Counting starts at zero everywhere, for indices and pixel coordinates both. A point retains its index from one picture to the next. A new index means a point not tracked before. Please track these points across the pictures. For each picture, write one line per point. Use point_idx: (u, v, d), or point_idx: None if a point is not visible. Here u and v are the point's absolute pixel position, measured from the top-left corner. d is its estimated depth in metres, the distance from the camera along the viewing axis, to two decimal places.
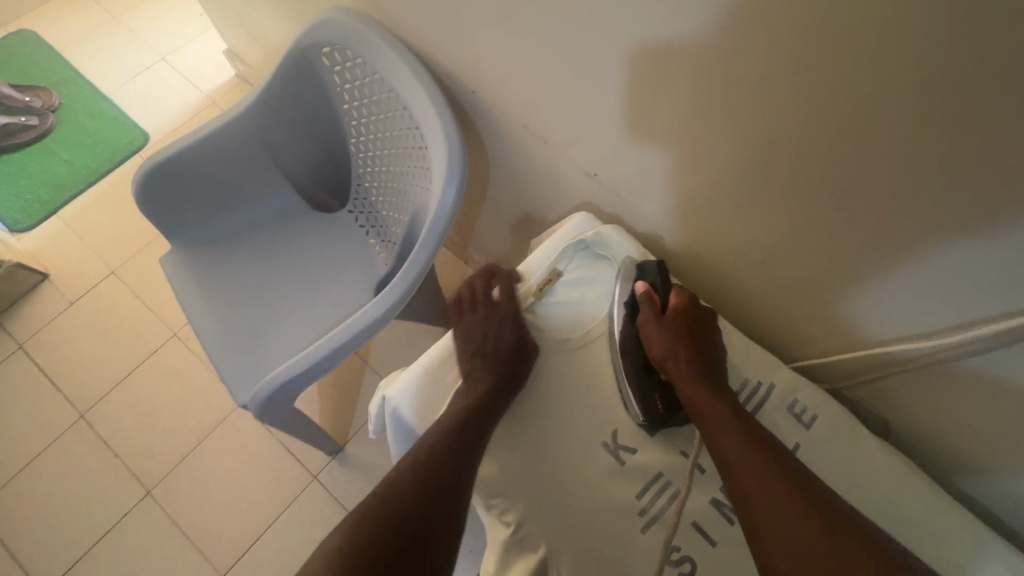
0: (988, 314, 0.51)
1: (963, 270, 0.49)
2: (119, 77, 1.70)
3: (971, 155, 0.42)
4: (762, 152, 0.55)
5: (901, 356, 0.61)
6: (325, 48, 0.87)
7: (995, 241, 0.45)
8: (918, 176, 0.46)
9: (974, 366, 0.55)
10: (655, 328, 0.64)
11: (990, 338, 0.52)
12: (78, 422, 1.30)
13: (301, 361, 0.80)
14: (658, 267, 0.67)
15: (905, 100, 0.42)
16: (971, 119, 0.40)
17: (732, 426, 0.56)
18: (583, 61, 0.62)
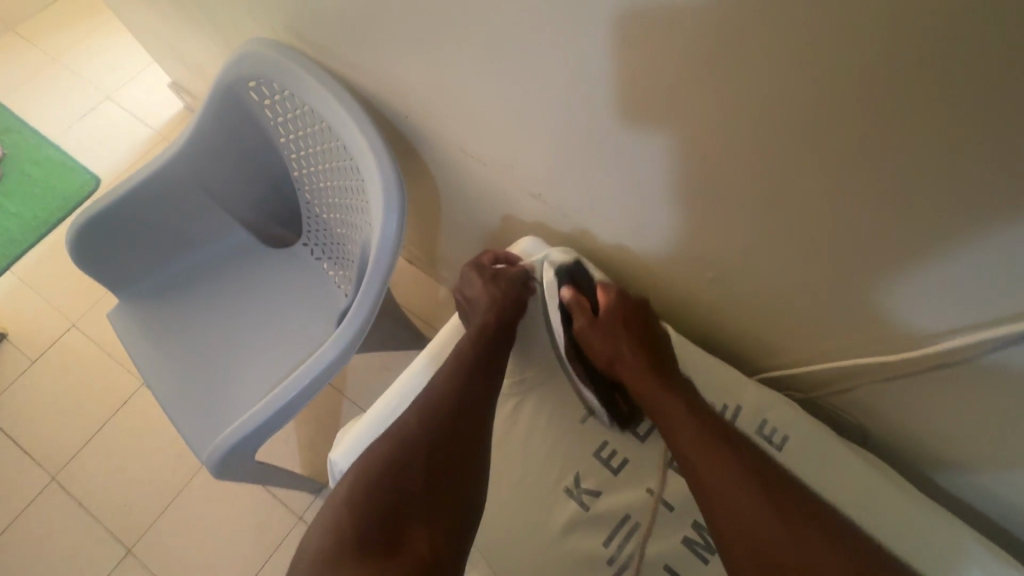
0: (961, 322, 0.48)
1: (925, 283, 0.47)
2: (63, 120, 1.64)
3: (904, 163, 0.39)
4: (705, 166, 0.51)
5: (895, 363, 0.56)
6: (251, 83, 0.82)
7: (945, 248, 0.43)
8: (869, 186, 0.42)
9: (942, 372, 0.53)
10: (591, 333, 0.65)
11: (964, 346, 0.49)
12: (51, 484, 1.26)
13: (253, 418, 0.76)
14: (574, 269, 0.68)
15: (830, 108, 0.39)
16: (916, 127, 0.36)
17: (679, 419, 0.58)
18: (511, 81, 0.58)
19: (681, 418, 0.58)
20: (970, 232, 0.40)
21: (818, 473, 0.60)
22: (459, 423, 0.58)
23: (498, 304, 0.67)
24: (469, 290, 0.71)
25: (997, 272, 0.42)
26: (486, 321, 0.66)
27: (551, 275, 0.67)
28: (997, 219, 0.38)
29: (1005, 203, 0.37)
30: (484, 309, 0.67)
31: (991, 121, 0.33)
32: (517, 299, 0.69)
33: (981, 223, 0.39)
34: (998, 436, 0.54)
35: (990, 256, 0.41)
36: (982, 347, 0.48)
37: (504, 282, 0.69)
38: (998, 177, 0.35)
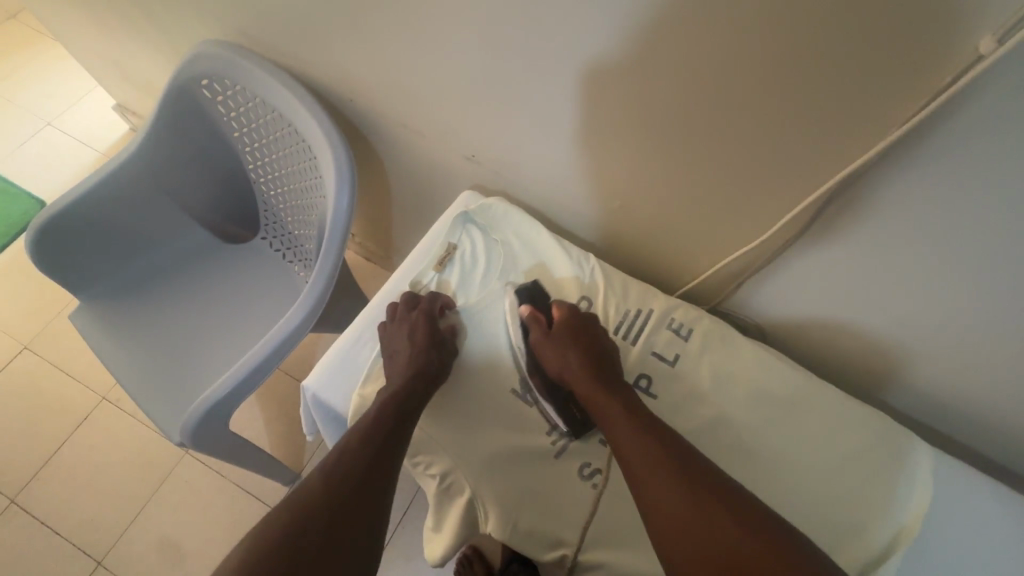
0: (793, 203, 0.61)
1: (766, 170, 0.60)
2: (1, 148, 1.63)
3: (735, 69, 0.52)
4: (603, 102, 0.64)
5: (756, 254, 0.69)
6: (203, 81, 0.90)
7: (776, 139, 0.56)
8: (710, 94, 0.56)
9: (794, 253, 0.67)
10: (547, 344, 0.64)
11: (798, 222, 0.62)
12: (10, 508, 1.23)
13: (226, 383, 0.82)
14: (532, 289, 0.68)
15: (676, 33, 0.52)
16: (731, 35, 0.49)
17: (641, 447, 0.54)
18: (438, 49, 0.70)
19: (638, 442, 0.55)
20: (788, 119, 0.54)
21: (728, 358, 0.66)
22: (377, 477, 0.55)
23: (426, 345, 0.62)
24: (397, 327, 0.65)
25: (808, 150, 0.56)
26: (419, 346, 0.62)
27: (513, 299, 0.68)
28: (798, 102, 0.52)
29: (798, 86, 0.50)
30: (410, 349, 0.62)
31: (771, 23, 0.47)
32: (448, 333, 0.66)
33: (788, 109, 0.53)
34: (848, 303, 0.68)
35: (801, 137, 0.55)
36: (812, 220, 0.61)
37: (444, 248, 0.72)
38: (789, 67, 0.49)
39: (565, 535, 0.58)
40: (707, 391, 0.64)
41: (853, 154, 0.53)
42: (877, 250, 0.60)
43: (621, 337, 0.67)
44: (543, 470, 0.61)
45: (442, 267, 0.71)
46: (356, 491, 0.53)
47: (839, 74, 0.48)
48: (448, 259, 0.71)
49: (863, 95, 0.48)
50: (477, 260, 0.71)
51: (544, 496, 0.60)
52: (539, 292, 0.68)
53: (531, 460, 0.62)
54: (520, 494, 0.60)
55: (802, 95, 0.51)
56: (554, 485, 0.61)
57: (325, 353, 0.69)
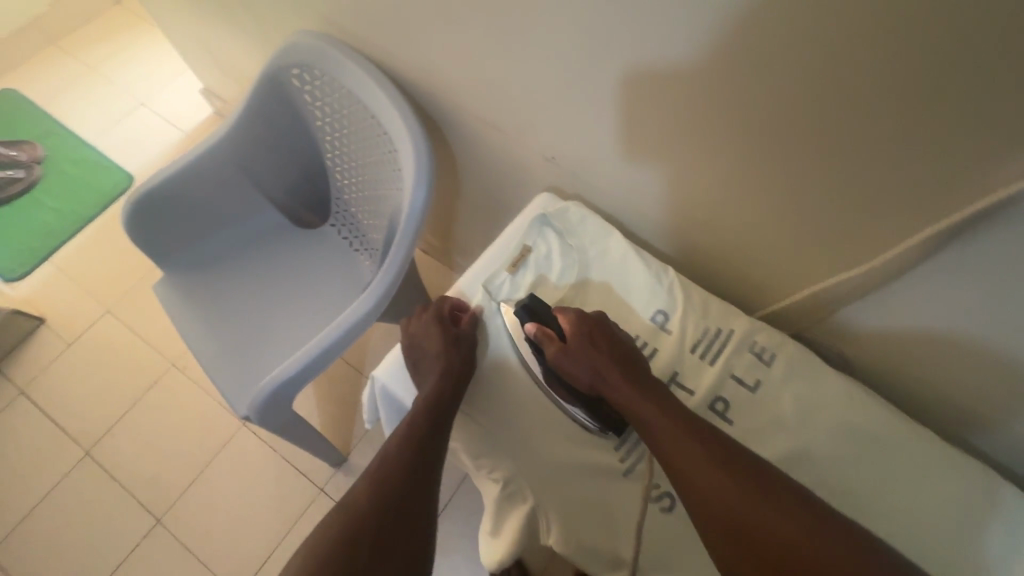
0: (903, 231, 0.56)
1: (878, 198, 0.55)
2: (100, 124, 1.75)
3: (858, 87, 0.48)
4: (698, 111, 0.61)
5: (855, 284, 0.64)
6: (294, 70, 0.93)
7: (897, 165, 0.51)
8: (824, 110, 0.52)
9: (900, 286, 0.61)
10: (567, 358, 0.60)
11: (908, 254, 0.57)
12: (84, 458, 1.32)
13: (294, 363, 0.84)
14: (531, 303, 0.64)
15: (797, 47, 0.48)
16: (861, 47, 0.45)
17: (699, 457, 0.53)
18: (528, 48, 0.68)
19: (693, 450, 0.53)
20: (916, 144, 0.49)
21: (815, 391, 0.62)
22: (416, 497, 0.58)
23: (453, 364, 0.63)
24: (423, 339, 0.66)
25: (931, 179, 0.50)
26: (445, 366, 0.62)
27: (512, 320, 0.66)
28: (928, 127, 0.47)
29: (934, 110, 0.46)
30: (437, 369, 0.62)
31: (912, 37, 0.42)
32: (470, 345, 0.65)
33: (917, 134, 0.48)
34: (957, 347, 0.62)
35: (925, 164, 0.50)
36: (925, 254, 0.56)
37: (519, 249, 0.71)
38: (926, 85, 0.44)
39: (627, 557, 0.57)
40: (788, 425, 0.60)
41: (988, 188, 0.48)
42: (1004, 294, 0.54)
43: (699, 356, 0.64)
44: (606, 488, 0.59)
45: (516, 269, 0.70)
46: (402, 493, 0.57)
47: (985, 98, 0.43)
48: (523, 261, 0.70)
49: (1012, 125, 0.43)
50: (552, 263, 0.70)
51: (605, 515, 0.58)
52: (537, 305, 0.65)
53: (593, 477, 0.59)
54: (583, 510, 0.58)
55: (935, 120, 0.46)
56: (619, 505, 0.58)
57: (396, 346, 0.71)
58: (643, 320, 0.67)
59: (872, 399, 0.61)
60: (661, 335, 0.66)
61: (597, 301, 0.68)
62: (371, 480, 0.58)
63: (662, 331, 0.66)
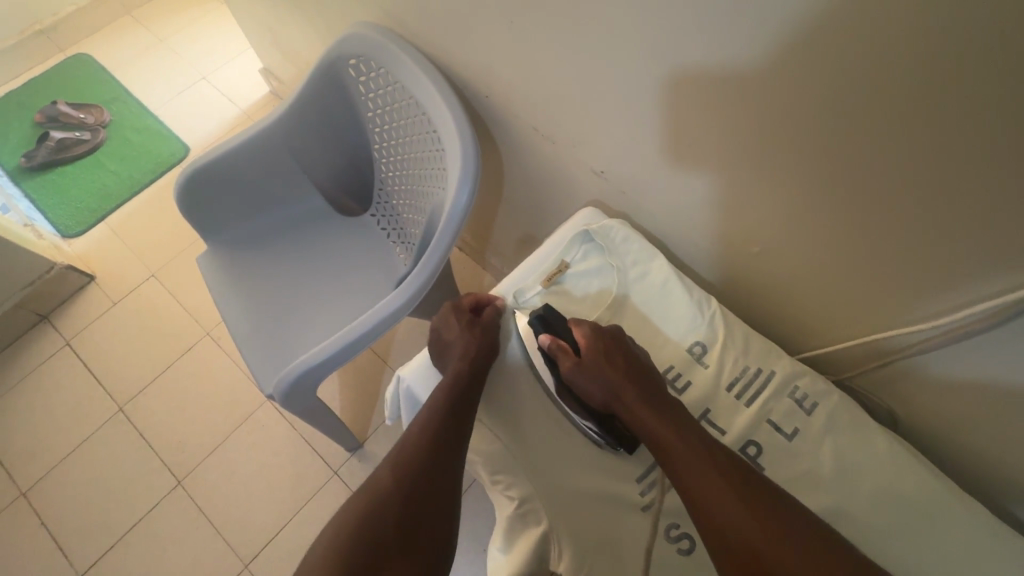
0: (975, 290, 0.52)
1: (953, 254, 0.51)
2: (163, 94, 1.82)
3: (947, 137, 0.44)
4: (762, 142, 0.58)
5: (916, 339, 0.60)
6: (351, 60, 0.93)
7: (982, 223, 0.47)
8: (903, 156, 0.48)
9: (966, 348, 0.56)
10: (580, 373, 0.61)
11: (982, 316, 0.52)
12: (117, 414, 1.38)
13: (324, 350, 0.85)
14: (546, 314, 0.65)
15: (881, 88, 0.45)
16: (954, 94, 0.42)
17: (710, 472, 0.52)
18: (590, 61, 0.67)
19: (701, 464, 0.52)
20: (1006, 203, 0.45)
21: (856, 449, 0.58)
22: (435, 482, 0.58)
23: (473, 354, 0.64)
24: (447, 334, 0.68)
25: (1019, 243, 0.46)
26: (465, 358, 0.64)
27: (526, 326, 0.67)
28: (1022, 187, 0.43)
29: None
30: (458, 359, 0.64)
31: (1016, 89, 0.39)
32: (492, 337, 0.66)
33: (1009, 193, 0.44)
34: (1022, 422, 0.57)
35: (1015, 225, 0.46)
36: (1001, 319, 0.51)
37: (556, 264, 0.69)
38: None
39: None
40: (823, 479, 0.57)
41: None
42: None
43: (734, 395, 0.61)
44: (624, 521, 0.57)
45: (550, 285, 0.69)
46: (422, 474, 0.58)
47: None
48: (559, 277, 0.69)
49: None
50: (590, 282, 0.69)
51: (619, 549, 0.56)
52: (551, 317, 0.65)
53: (611, 506, 0.58)
54: (597, 539, 0.57)
55: None
56: (633, 542, 0.56)
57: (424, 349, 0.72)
58: (679, 349, 0.64)
59: (918, 463, 0.57)
60: (697, 367, 0.63)
61: (633, 324, 0.67)
62: (390, 465, 0.59)
63: (698, 364, 0.63)
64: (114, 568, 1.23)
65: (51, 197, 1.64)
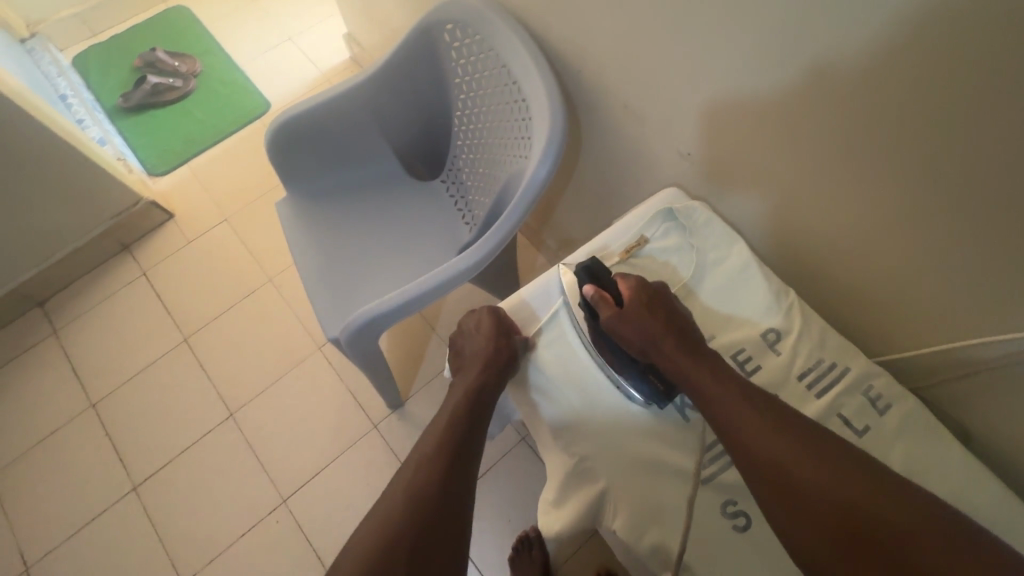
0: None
1: None
2: (251, 51, 1.91)
3: None
4: (865, 138, 0.56)
5: (1005, 353, 0.57)
6: (448, 25, 0.95)
7: None
8: None
9: None
10: (621, 323, 0.61)
11: None
12: (181, 344, 1.47)
13: (392, 301, 0.89)
14: (592, 265, 0.66)
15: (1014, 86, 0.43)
16: None
17: (753, 422, 0.53)
18: (690, 43, 0.66)
19: (745, 413, 0.54)
20: None
21: (923, 457, 0.57)
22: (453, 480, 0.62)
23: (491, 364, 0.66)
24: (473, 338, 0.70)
25: None
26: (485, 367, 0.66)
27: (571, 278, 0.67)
28: None
29: None
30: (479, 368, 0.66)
31: None
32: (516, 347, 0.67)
33: None
34: None
35: None
36: None
37: (636, 237, 0.70)
38: None
39: (676, 557, 0.55)
40: None
41: None
42: None
43: (805, 386, 0.61)
44: (683, 493, 0.58)
45: (627, 257, 0.69)
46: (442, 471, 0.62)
47: None
48: (637, 250, 0.69)
49: None
50: (668, 261, 0.69)
51: (674, 517, 0.57)
52: (597, 269, 0.65)
53: (664, 480, 0.59)
54: (650, 504, 0.57)
55: None
56: (689, 515, 0.57)
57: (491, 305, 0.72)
58: (753, 334, 0.64)
59: (991, 481, 0.56)
60: (769, 353, 0.63)
61: (708, 304, 0.67)
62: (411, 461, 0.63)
63: (771, 350, 0.63)
64: (165, 484, 1.32)
65: (142, 137, 1.75)
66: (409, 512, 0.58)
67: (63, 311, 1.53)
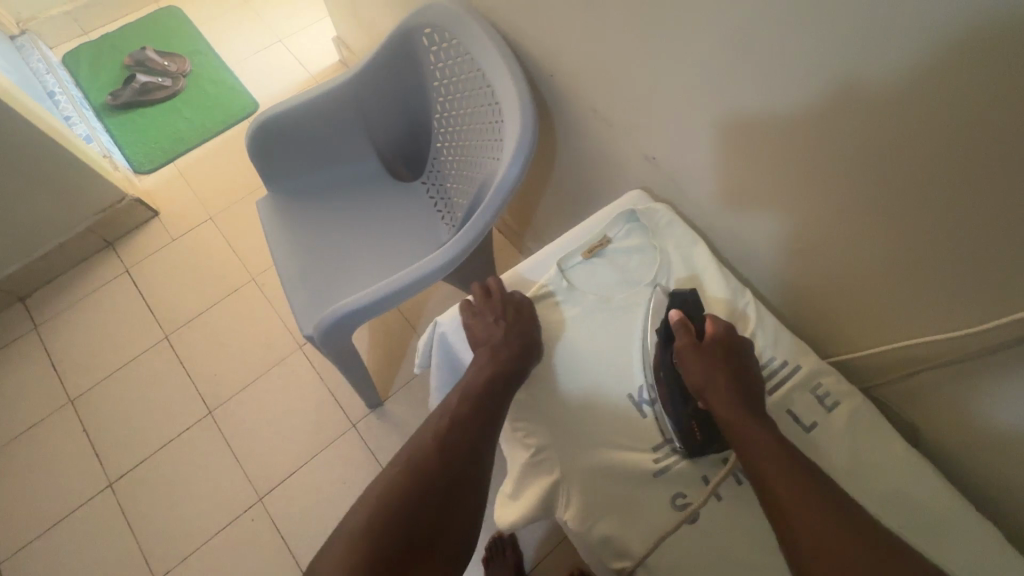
0: (1013, 310, 0.52)
1: (990, 268, 0.52)
2: (241, 53, 1.92)
3: (995, 146, 0.45)
4: (815, 140, 0.58)
5: (946, 351, 0.60)
6: (427, 29, 0.97)
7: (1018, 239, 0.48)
8: (950, 164, 0.49)
9: (992, 364, 0.56)
10: (692, 355, 0.60)
11: (1009, 330, 0.53)
12: (162, 341, 1.48)
13: (365, 297, 0.90)
14: (688, 296, 0.65)
15: (936, 94, 0.46)
16: (1003, 103, 0.43)
17: (789, 472, 0.51)
18: (658, 47, 0.68)
19: (782, 463, 0.51)
20: None
21: (867, 450, 0.59)
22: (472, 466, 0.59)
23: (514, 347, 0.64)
24: (489, 317, 0.67)
25: None
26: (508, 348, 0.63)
27: (661, 300, 0.66)
28: None
29: None
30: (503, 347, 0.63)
31: None
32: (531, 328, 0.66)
33: None
34: None
35: None
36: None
37: (601, 236, 0.72)
38: None
39: (629, 550, 0.57)
40: (831, 475, 0.58)
41: None
42: None
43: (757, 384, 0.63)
44: (636, 485, 0.60)
45: (590, 256, 0.71)
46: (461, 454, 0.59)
47: None
48: (600, 250, 0.71)
49: None
50: (632, 261, 0.71)
51: (626, 509, 0.59)
52: (696, 301, 0.65)
53: (621, 473, 0.60)
54: (605, 501, 0.59)
55: None
56: (641, 507, 0.58)
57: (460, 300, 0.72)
58: None
59: (929, 474, 0.58)
60: None
61: None
62: (428, 439, 0.60)
63: None
64: (141, 481, 1.32)
65: (130, 135, 1.76)
66: (403, 524, 0.53)
67: (44, 306, 1.53)
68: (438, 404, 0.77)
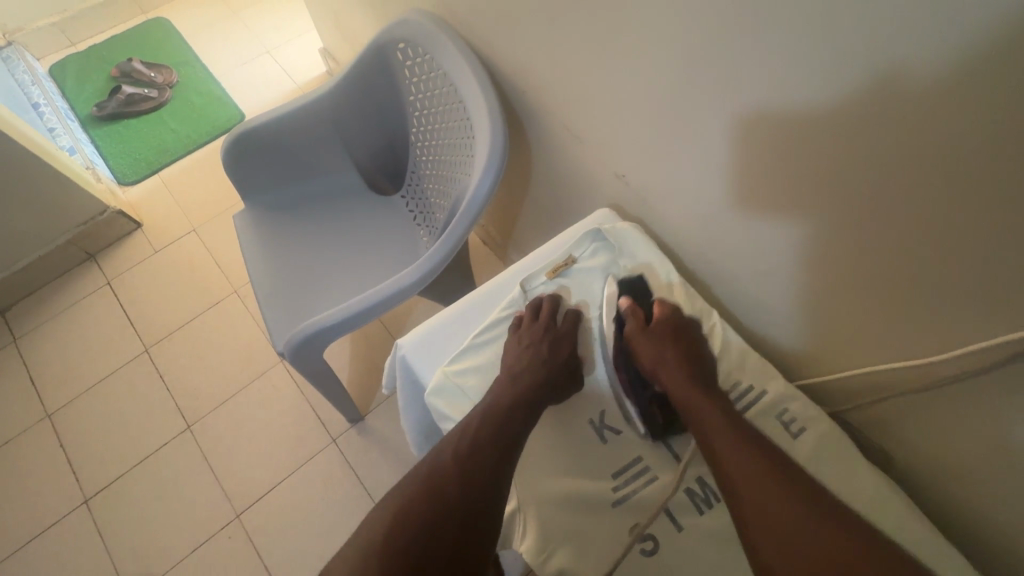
0: (970, 338, 0.51)
1: (943, 296, 0.51)
2: (229, 63, 1.92)
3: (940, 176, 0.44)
4: (773, 164, 0.58)
5: (910, 377, 0.59)
6: (400, 45, 0.97)
7: (968, 268, 0.47)
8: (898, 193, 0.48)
9: (953, 392, 0.56)
10: (641, 338, 0.65)
11: (966, 360, 0.52)
12: (143, 354, 1.46)
13: (335, 314, 0.89)
14: (635, 282, 0.70)
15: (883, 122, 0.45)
16: (943, 134, 0.42)
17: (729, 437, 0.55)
18: (623, 63, 0.67)
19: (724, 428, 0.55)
20: (988, 250, 0.45)
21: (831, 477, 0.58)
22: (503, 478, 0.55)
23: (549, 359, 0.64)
24: (530, 327, 0.66)
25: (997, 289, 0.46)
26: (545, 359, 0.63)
27: (613, 289, 0.70)
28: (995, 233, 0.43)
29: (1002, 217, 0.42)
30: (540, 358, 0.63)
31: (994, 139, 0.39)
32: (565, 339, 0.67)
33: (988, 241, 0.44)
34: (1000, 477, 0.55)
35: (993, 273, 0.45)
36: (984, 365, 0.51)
37: (566, 256, 0.72)
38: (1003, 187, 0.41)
39: None
40: None
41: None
42: None
43: None
44: (597, 514, 0.59)
45: (554, 277, 0.71)
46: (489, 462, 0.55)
47: None
48: (564, 271, 0.71)
49: None
50: (597, 282, 0.72)
51: (586, 540, 0.57)
52: (643, 290, 0.70)
53: (581, 501, 0.59)
54: (565, 529, 0.58)
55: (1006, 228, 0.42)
56: (603, 535, 0.57)
57: (429, 318, 0.71)
58: None
59: (890, 504, 0.57)
60: None
61: None
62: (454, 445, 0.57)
63: None
64: (117, 498, 1.30)
65: (115, 146, 1.75)
66: (411, 554, 0.48)
67: (24, 320, 1.51)
68: (408, 425, 0.76)
